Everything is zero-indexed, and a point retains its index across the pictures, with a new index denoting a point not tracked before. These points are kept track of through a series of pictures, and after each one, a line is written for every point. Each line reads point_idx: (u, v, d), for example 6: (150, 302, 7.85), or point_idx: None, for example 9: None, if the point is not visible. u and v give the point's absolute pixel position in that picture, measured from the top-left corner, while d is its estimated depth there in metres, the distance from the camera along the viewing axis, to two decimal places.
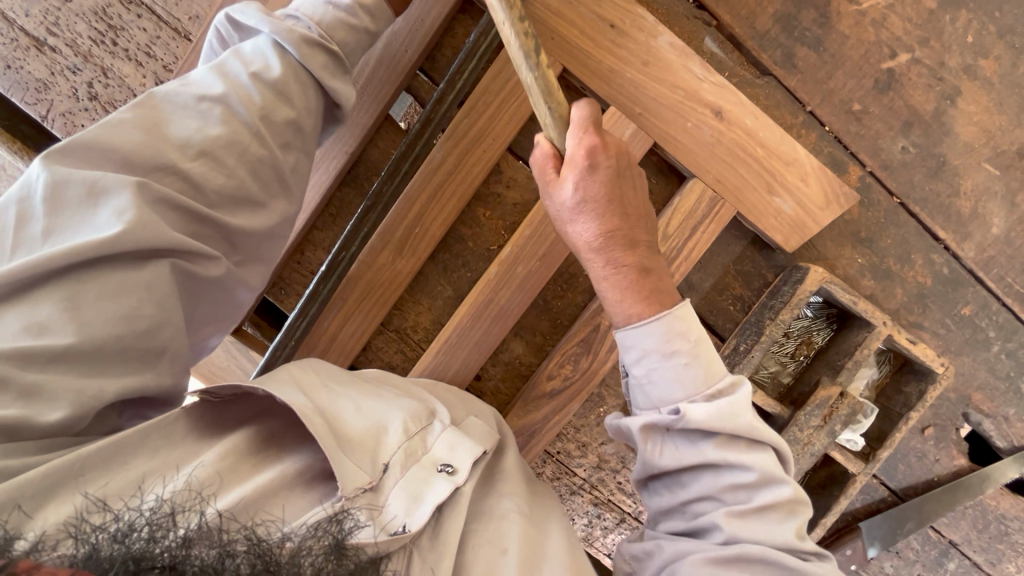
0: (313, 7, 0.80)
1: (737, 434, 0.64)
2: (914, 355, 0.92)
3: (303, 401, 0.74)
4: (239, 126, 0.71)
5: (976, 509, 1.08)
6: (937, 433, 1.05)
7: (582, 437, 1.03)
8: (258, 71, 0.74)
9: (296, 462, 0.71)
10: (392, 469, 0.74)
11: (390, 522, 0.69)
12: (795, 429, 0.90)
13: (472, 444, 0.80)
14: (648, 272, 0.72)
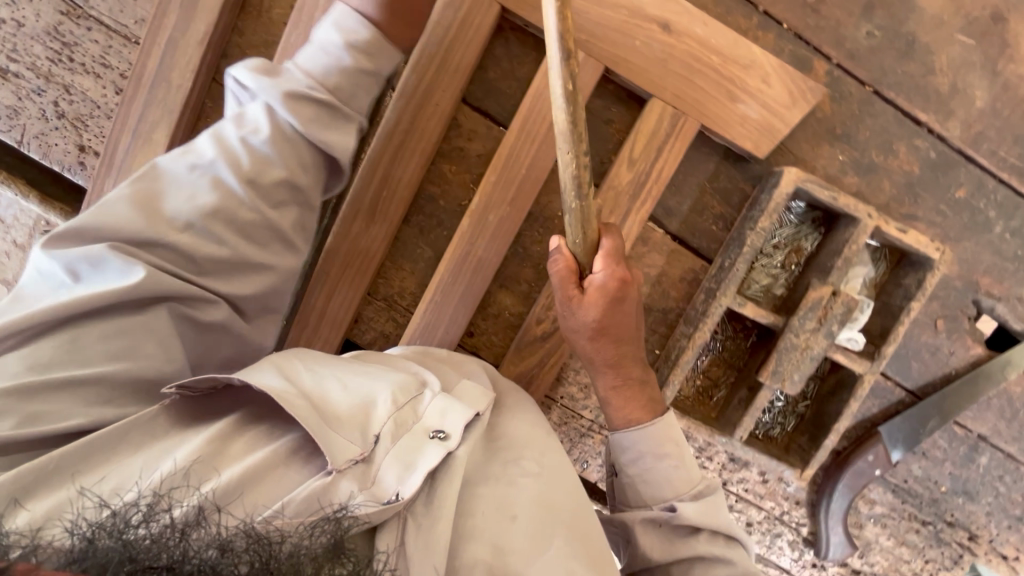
0: (313, 62, 0.76)
1: (718, 531, 0.76)
2: (906, 244, 0.89)
3: (284, 386, 0.70)
4: (231, 195, 0.70)
5: (1001, 399, 1.04)
6: (948, 325, 1.02)
7: (583, 379, 1.03)
8: (250, 134, 0.72)
9: (287, 439, 0.69)
10: (383, 441, 0.71)
11: (382, 492, 0.67)
12: (790, 336, 0.88)
13: (465, 407, 0.79)
14: (644, 384, 0.83)
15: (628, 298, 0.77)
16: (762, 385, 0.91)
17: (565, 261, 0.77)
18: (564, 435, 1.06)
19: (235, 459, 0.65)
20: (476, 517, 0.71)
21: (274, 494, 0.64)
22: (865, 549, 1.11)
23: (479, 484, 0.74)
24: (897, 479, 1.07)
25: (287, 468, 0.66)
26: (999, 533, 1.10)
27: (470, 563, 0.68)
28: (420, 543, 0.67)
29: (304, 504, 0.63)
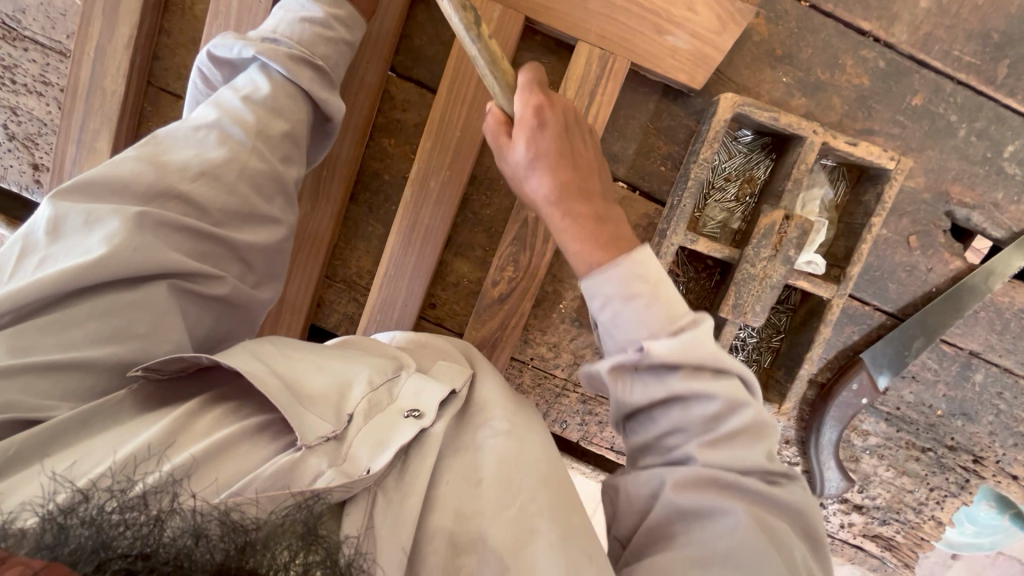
0: (287, 25, 0.80)
1: (703, 364, 0.60)
2: (860, 157, 0.86)
3: (252, 362, 0.63)
4: (237, 145, 0.73)
5: (989, 312, 1.00)
6: (923, 241, 0.97)
7: (551, 338, 1.02)
8: (248, 93, 0.76)
9: (254, 419, 0.61)
10: (358, 418, 0.63)
11: (353, 467, 0.58)
12: (747, 266, 0.86)
13: (443, 386, 0.71)
14: (605, 222, 0.69)
15: (553, 121, 0.70)
16: (727, 321, 0.89)
17: (493, 114, 0.73)
18: (539, 398, 1.05)
19: (200, 439, 0.57)
20: (452, 493, 0.62)
21: (239, 468, 0.55)
22: (865, 483, 1.07)
23: (451, 459, 0.66)
24: (889, 407, 1.04)
25: (254, 444, 0.58)
26: (1005, 452, 1.05)
27: (437, 536, 0.59)
28: (390, 521, 0.58)
29: (270, 481, 0.55)
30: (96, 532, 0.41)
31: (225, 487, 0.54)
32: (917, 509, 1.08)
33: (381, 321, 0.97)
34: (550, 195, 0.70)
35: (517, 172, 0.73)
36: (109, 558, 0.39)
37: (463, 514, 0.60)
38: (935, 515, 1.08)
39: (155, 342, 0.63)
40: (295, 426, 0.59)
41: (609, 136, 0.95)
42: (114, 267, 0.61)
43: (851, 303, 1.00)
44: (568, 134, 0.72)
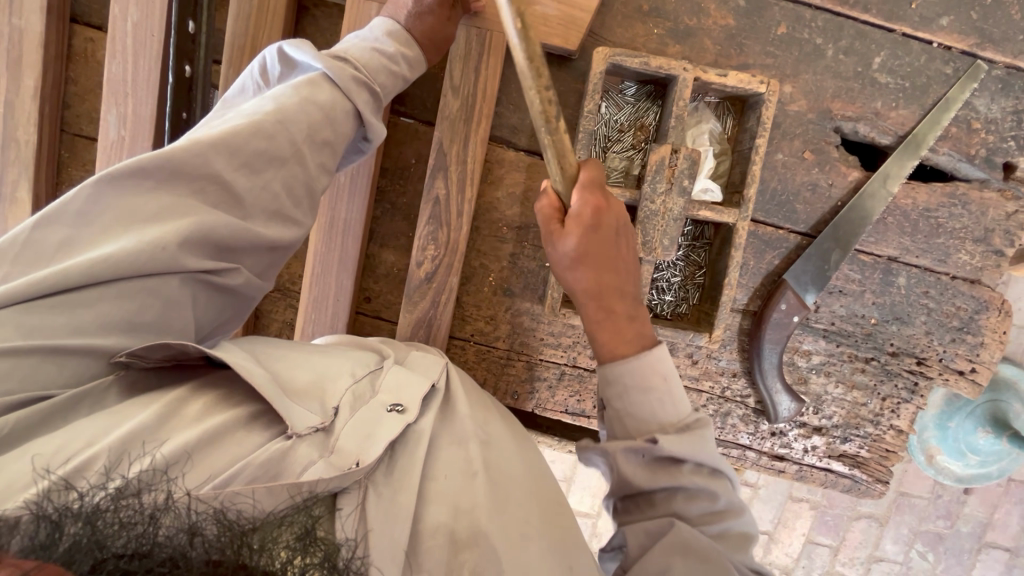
0: (358, 50, 0.83)
1: (704, 464, 0.70)
2: (733, 87, 0.91)
3: (240, 357, 0.65)
4: (284, 143, 0.71)
5: (897, 215, 1.04)
6: (819, 158, 1.02)
7: (487, 311, 1.05)
8: (307, 94, 0.75)
9: (240, 409, 0.62)
10: (344, 411, 0.65)
11: (343, 458, 0.59)
12: (647, 203, 0.90)
13: (421, 381, 0.73)
14: (633, 320, 0.81)
15: (606, 224, 0.78)
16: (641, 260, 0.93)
17: (550, 198, 0.80)
18: (486, 373, 1.07)
19: (194, 429, 0.58)
20: (442, 484, 0.63)
21: (227, 459, 0.56)
22: (818, 403, 1.09)
23: (441, 445, 0.68)
24: (823, 323, 1.07)
25: (250, 430, 0.60)
26: (946, 349, 1.08)
27: (433, 530, 0.59)
28: (382, 515, 0.58)
29: (261, 469, 0.56)
30: (94, 536, 0.40)
31: (217, 475, 0.55)
32: (874, 421, 1.09)
33: (316, 320, 0.99)
34: (587, 291, 0.81)
35: (562, 262, 0.81)
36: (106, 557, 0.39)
37: (455, 512, 0.61)
38: (894, 424, 1.09)
39: (151, 334, 0.63)
40: (283, 414, 0.61)
41: (505, 110, 1.01)
42: (128, 260, 0.59)
43: (764, 230, 1.04)
44: (618, 237, 0.80)
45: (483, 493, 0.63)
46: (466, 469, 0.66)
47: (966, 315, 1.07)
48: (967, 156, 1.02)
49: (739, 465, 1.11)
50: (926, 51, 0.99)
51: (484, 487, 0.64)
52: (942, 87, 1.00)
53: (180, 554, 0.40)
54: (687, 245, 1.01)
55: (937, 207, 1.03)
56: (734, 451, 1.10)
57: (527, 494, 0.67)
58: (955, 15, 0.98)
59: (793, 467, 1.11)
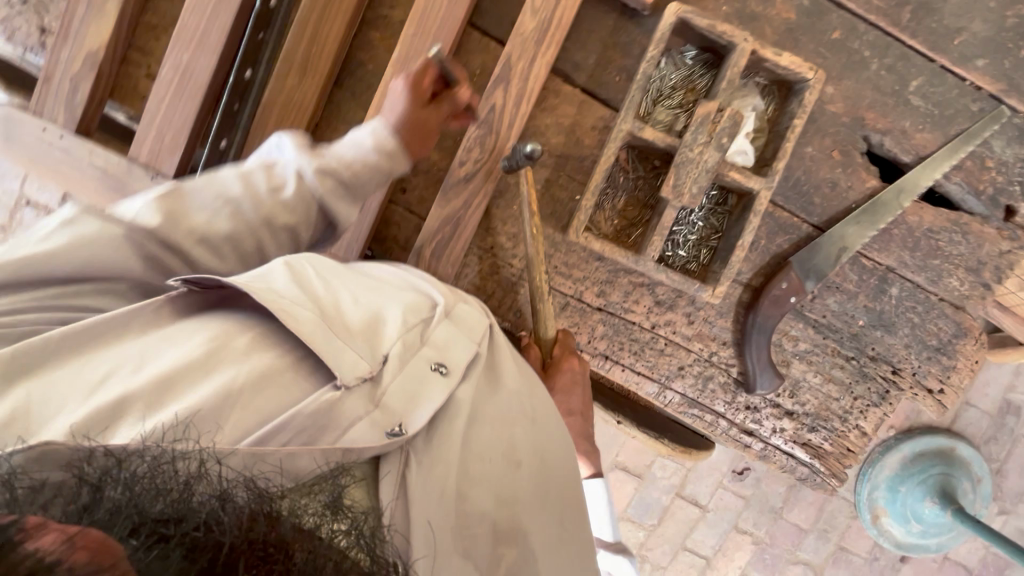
0: (344, 153, 0.83)
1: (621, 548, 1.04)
2: (784, 68, 0.99)
3: (289, 292, 0.69)
4: (244, 225, 0.76)
5: (902, 229, 1.12)
6: (843, 159, 1.10)
7: (512, 228, 1.11)
8: (277, 189, 0.79)
9: (279, 353, 0.65)
10: (391, 362, 0.70)
11: (388, 421, 0.66)
12: (686, 150, 0.97)
13: (467, 340, 0.78)
14: (589, 437, 1.02)
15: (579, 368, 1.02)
16: (667, 203, 0.99)
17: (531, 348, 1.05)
18: (495, 286, 1.12)
19: (234, 364, 0.63)
20: (489, 472, 0.70)
21: (266, 408, 0.61)
22: (795, 389, 1.15)
23: (482, 420, 0.73)
24: (815, 314, 1.13)
25: (295, 373, 0.65)
26: (920, 365, 1.15)
27: (479, 515, 0.67)
28: (423, 490, 0.65)
29: (309, 420, 0.62)
30: (132, 500, 0.44)
31: (252, 431, 0.60)
32: (842, 417, 1.15)
33: None
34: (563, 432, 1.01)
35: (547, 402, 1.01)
36: (144, 526, 0.42)
37: (500, 504, 0.69)
38: (859, 424, 1.16)
39: (186, 296, 0.69)
40: (332, 364, 0.65)
41: (572, 47, 1.08)
42: (85, 261, 0.64)
43: (782, 214, 1.11)
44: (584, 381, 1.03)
45: (524, 483, 0.71)
46: (510, 454, 0.72)
47: (945, 337, 1.14)
48: (975, 190, 1.10)
49: (710, 430, 1.17)
50: (959, 86, 1.08)
51: (529, 478, 0.72)
52: (966, 122, 1.09)
53: (213, 523, 0.44)
54: (709, 208, 1.08)
55: (940, 231, 1.12)
56: (707, 416, 1.16)
57: (557, 485, 0.74)
58: (991, 59, 1.07)
59: (759, 444, 1.17)
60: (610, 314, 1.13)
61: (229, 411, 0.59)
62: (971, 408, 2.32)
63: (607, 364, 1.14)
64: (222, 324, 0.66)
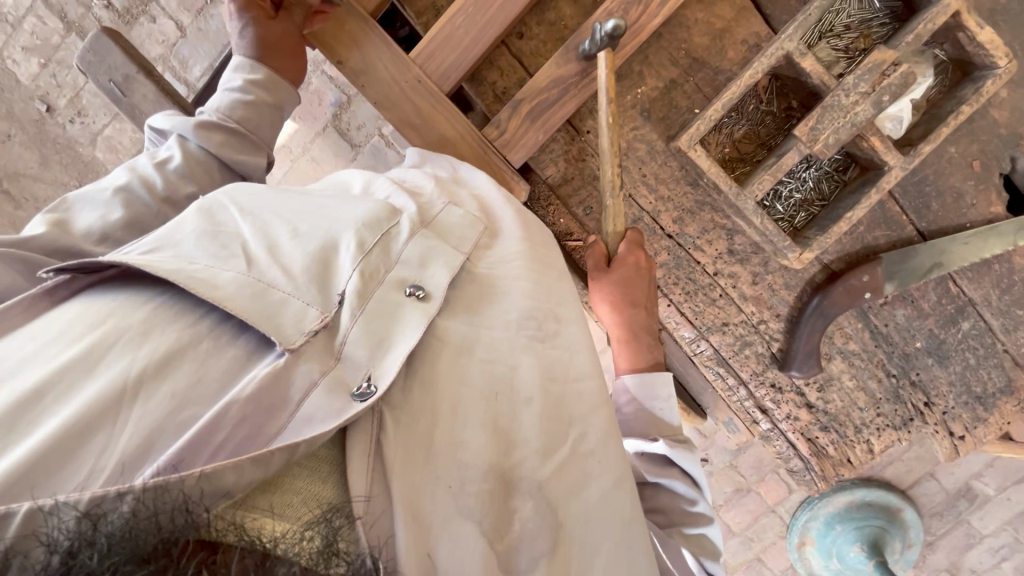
0: (221, 102, 0.83)
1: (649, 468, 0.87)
2: (978, 44, 0.87)
3: (203, 258, 0.61)
4: (140, 205, 0.70)
5: (1004, 268, 1.05)
6: (980, 173, 1.01)
7: (615, 119, 1.02)
8: (159, 161, 0.75)
9: (195, 326, 0.56)
10: (349, 302, 0.63)
11: (352, 381, 0.58)
12: (840, 94, 0.88)
13: (450, 253, 0.74)
14: (649, 334, 0.96)
15: (643, 266, 0.95)
16: (795, 144, 0.91)
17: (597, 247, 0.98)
18: (575, 174, 1.04)
19: (187, 373, 0.53)
20: (490, 417, 0.65)
21: (202, 395, 0.52)
22: (825, 385, 1.11)
23: (476, 354, 0.68)
24: (877, 320, 1.08)
25: (216, 343, 0.56)
26: (954, 406, 1.11)
27: (482, 475, 0.61)
28: (400, 461, 0.58)
29: (252, 405, 0.53)
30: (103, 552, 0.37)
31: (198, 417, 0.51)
32: (857, 428, 1.13)
33: (470, 15, 0.94)
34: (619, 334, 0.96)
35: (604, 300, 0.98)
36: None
37: (505, 448, 0.65)
38: (869, 440, 1.13)
39: (139, 293, 0.58)
40: (266, 329, 0.57)
41: None
42: None
43: (892, 207, 1.03)
44: (646, 278, 0.96)
45: (534, 423, 0.67)
46: (514, 394, 0.68)
47: (990, 387, 1.10)
48: None
49: (725, 394, 1.13)
50: None
51: (536, 415, 0.67)
52: None
53: None
54: (825, 172, 1.01)
55: None
56: (729, 378, 1.12)
57: (568, 421, 0.70)
58: None
59: (766, 424, 1.14)
60: (678, 246, 1.06)
61: (168, 436, 0.49)
62: (934, 481, 2.35)
63: (655, 295, 1.08)
64: (186, 328, 0.56)
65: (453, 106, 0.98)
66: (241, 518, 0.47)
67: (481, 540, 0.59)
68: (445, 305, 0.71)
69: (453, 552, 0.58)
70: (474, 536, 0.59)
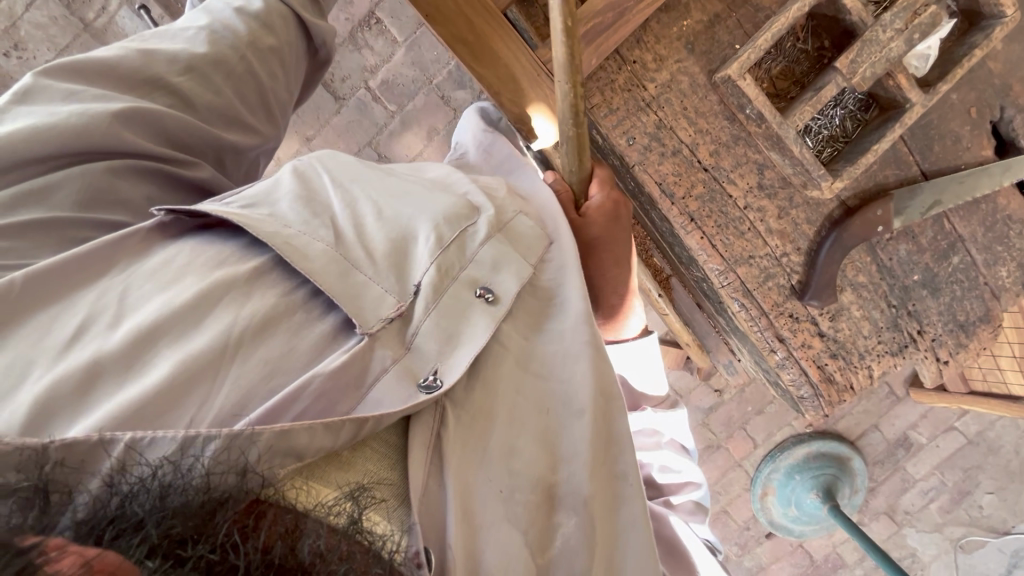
0: None
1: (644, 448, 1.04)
2: None
3: (298, 223, 0.65)
4: (225, 45, 0.77)
5: (988, 207, 1.18)
6: (975, 119, 1.13)
7: (660, 50, 1.05)
8: (240, 7, 0.80)
9: (281, 295, 0.61)
10: (427, 295, 0.64)
11: (420, 371, 0.61)
12: (878, 30, 0.94)
13: (521, 262, 0.72)
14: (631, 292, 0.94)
15: (622, 212, 0.92)
16: (834, 77, 0.97)
17: (563, 190, 0.92)
18: (621, 105, 1.06)
19: (281, 340, 0.58)
20: (543, 429, 0.67)
21: (297, 364, 0.57)
22: (835, 314, 1.19)
23: (532, 370, 0.69)
24: (883, 255, 1.19)
25: (305, 316, 0.61)
26: (943, 335, 1.23)
27: (529, 488, 0.64)
28: (459, 467, 0.61)
29: (333, 388, 0.56)
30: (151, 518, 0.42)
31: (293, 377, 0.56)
32: (862, 355, 1.21)
33: None
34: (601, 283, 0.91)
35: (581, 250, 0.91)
36: (149, 535, 0.41)
37: (554, 462, 0.66)
38: (870, 366, 1.22)
39: (248, 247, 0.64)
40: (348, 312, 0.60)
41: None
42: (47, 92, 0.66)
43: (901, 148, 1.13)
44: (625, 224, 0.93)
45: (582, 441, 0.67)
46: (568, 406, 0.68)
47: (972, 317, 1.23)
48: None
49: (746, 324, 1.17)
50: None
51: (586, 430, 0.67)
52: None
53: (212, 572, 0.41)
54: (848, 112, 1.10)
55: (1015, 221, 1.19)
56: (753, 310, 1.16)
57: (613, 439, 0.69)
58: None
59: (782, 353, 1.18)
60: (713, 179, 1.11)
61: (261, 397, 0.55)
62: (878, 433, 2.52)
63: (690, 227, 1.11)
64: (282, 296, 0.61)
65: (506, 22, 0.97)
66: (295, 485, 0.52)
67: (523, 547, 0.62)
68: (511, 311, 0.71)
69: (498, 552, 0.60)
70: (517, 543, 0.62)
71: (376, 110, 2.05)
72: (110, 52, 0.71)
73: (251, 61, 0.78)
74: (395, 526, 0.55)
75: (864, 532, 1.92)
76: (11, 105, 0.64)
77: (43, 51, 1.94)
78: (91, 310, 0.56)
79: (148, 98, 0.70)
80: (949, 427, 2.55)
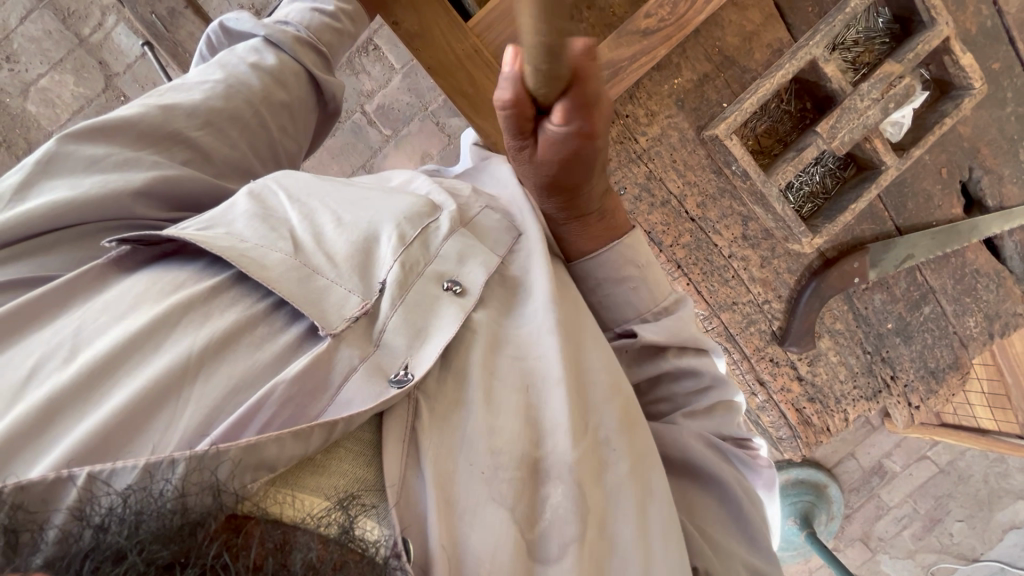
0: (300, 14, 0.90)
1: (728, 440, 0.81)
2: (959, 67, 1.03)
3: (255, 237, 0.63)
4: (239, 102, 0.79)
5: (957, 260, 1.25)
6: (946, 179, 1.19)
7: (652, 106, 1.09)
8: (255, 63, 0.83)
9: (247, 306, 0.59)
10: (391, 289, 0.63)
11: (388, 365, 0.59)
12: (855, 99, 1.00)
13: (487, 253, 0.73)
14: (602, 214, 0.81)
15: (580, 146, 0.65)
16: (815, 140, 1.02)
17: (516, 110, 0.61)
18: (613, 156, 1.10)
19: (245, 355, 0.55)
20: (524, 405, 0.64)
21: (257, 373, 0.54)
22: (814, 359, 1.24)
23: (507, 350, 0.67)
24: (859, 304, 1.24)
25: (269, 328, 0.58)
26: (915, 380, 1.28)
27: (512, 462, 0.59)
28: (433, 445, 0.58)
29: (297, 388, 0.53)
30: (135, 543, 0.39)
31: (258, 386, 0.54)
32: (838, 399, 1.26)
33: None
34: (548, 195, 0.82)
35: (520, 185, 0.84)
36: (133, 563, 0.38)
37: (537, 437, 0.63)
38: (845, 409, 1.27)
39: (207, 268, 0.62)
40: (312, 314, 0.59)
41: None
42: (61, 156, 0.65)
43: (877, 203, 1.19)
44: (587, 160, 0.69)
45: (565, 412, 0.63)
46: (545, 379, 0.66)
47: (942, 363, 1.29)
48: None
49: (729, 368, 1.23)
50: None
51: (567, 402, 0.64)
52: None
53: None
54: (829, 169, 1.15)
55: (982, 274, 1.26)
56: (734, 353, 1.22)
57: (596, 412, 0.67)
58: None
59: (762, 396, 1.25)
60: (700, 229, 1.15)
61: (227, 414, 0.52)
62: (852, 459, 2.55)
63: (677, 273, 1.16)
64: (245, 310, 0.58)
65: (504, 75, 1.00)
66: (266, 497, 0.48)
67: (510, 525, 0.57)
68: (481, 299, 0.70)
69: (485, 533, 0.56)
70: (505, 521, 0.57)
71: (371, 133, 2.07)
72: (131, 110, 0.72)
73: (264, 116, 0.81)
74: (386, 529, 0.52)
75: (837, 562, 1.96)
76: (31, 174, 0.63)
77: (36, 64, 1.93)
78: (46, 349, 0.53)
79: (168, 154, 0.71)
80: (922, 456, 2.62)
